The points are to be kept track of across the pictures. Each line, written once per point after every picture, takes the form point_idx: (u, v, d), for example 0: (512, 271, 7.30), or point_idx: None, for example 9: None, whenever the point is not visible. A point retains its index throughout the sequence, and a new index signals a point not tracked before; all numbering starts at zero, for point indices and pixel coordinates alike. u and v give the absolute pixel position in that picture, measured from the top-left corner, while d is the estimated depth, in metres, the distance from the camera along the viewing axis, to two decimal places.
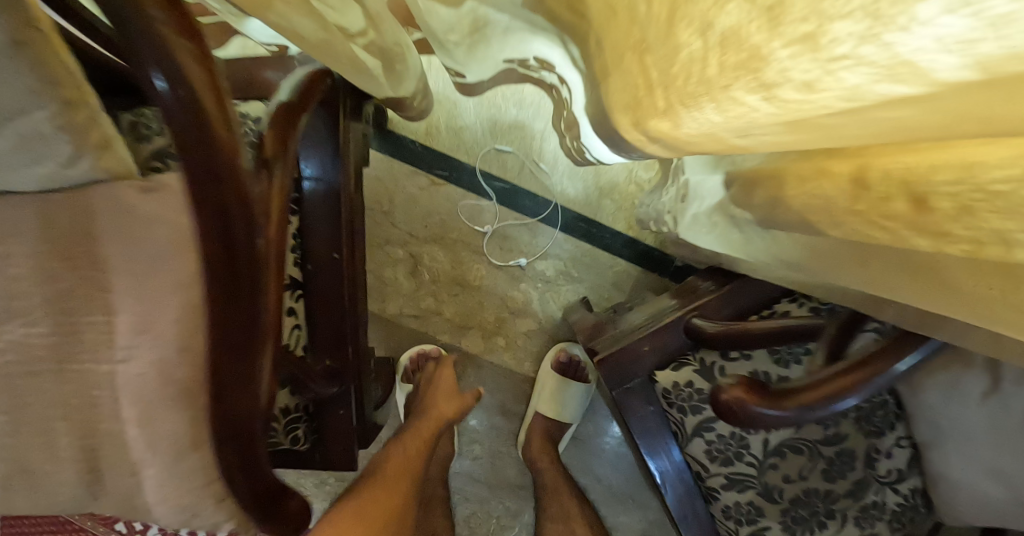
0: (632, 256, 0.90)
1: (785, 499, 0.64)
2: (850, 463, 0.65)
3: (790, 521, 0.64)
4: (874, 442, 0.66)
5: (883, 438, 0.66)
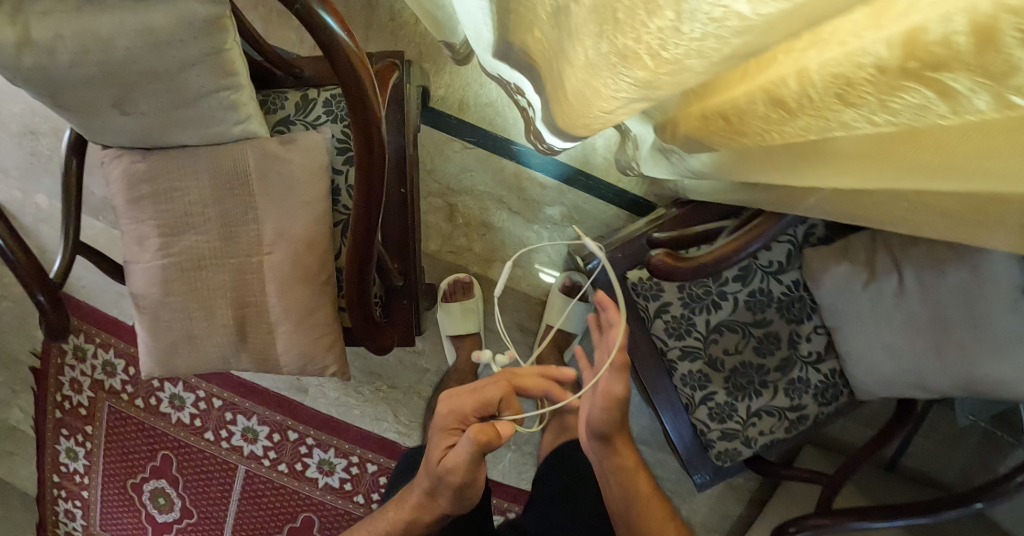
0: (624, 203, 1.09)
1: (725, 368, 0.90)
2: (776, 344, 0.90)
3: (731, 385, 0.91)
4: (796, 329, 0.89)
5: (802, 325, 0.89)
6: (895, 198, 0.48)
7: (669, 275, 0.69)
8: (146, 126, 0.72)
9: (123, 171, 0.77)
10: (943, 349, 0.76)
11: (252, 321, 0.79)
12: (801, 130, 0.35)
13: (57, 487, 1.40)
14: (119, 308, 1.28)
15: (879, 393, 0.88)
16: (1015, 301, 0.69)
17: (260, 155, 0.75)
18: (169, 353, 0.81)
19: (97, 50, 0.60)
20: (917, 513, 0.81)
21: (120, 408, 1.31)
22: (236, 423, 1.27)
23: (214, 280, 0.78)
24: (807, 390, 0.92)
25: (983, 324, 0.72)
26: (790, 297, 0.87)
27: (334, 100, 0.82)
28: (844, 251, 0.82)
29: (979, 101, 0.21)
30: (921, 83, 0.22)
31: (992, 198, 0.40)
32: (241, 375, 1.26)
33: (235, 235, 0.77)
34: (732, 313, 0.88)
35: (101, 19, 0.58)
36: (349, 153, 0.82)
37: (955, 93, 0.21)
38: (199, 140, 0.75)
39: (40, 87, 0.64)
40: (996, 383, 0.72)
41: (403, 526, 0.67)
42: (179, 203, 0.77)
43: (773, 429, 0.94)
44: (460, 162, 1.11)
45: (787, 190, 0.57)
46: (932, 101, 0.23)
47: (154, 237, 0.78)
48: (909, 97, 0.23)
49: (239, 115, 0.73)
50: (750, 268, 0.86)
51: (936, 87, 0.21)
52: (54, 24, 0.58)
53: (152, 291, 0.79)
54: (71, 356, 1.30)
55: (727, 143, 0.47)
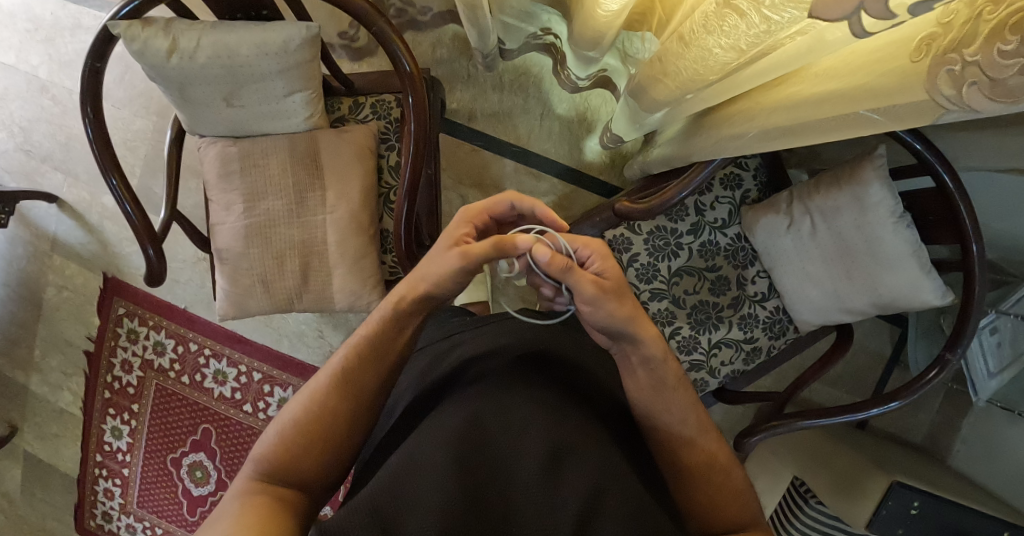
0: (605, 193, 1.34)
1: (687, 305, 1.13)
2: (727, 285, 1.14)
3: (694, 320, 1.13)
4: (742, 273, 1.14)
5: (747, 270, 1.14)
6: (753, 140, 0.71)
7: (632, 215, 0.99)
8: (239, 117, 0.95)
9: (217, 153, 1.00)
10: (852, 272, 0.99)
11: (315, 265, 1.03)
12: (691, 58, 0.62)
13: (99, 467, 1.52)
14: (172, 294, 1.47)
15: (814, 323, 1.10)
16: (895, 226, 0.92)
17: (326, 138, 0.99)
18: (245, 295, 1.05)
19: (225, 57, 0.82)
20: (846, 412, 1.04)
21: (166, 385, 1.48)
22: (273, 394, 1.43)
23: (286, 234, 1.02)
24: (757, 324, 1.14)
25: (874, 247, 0.94)
26: (734, 246, 1.13)
27: (377, 104, 1.05)
28: (770, 205, 1.07)
29: (752, 13, 0.47)
30: (733, 8, 0.49)
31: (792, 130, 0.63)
32: (279, 351, 1.45)
33: (305, 199, 1.01)
34: (688, 260, 1.13)
35: (233, 35, 0.81)
36: (390, 142, 1.06)
37: (744, 10, 0.48)
38: (277, 129, 0.98)
39: (172, 84, 0.86)
40: (894, 291, 0.95)
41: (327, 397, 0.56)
42: (261, 175, 1.00)
43: (732, 361, 1.15)
44: (470, 161, 1.37)
45: (707, 140, 0.83)
46: (737, 19, 0.49)
47: (240, 203, 1.01)
48: (730, 19, 0.50)
49: (308, 113, 0.96)
50: (700, 224, 1.11)
51: (737, 9, 0.48)
52: (196, 36, 0.81)
53: (235, 244, 1.02)
54: (125, 338, 1.49)
55: (659, 83, 0.74)
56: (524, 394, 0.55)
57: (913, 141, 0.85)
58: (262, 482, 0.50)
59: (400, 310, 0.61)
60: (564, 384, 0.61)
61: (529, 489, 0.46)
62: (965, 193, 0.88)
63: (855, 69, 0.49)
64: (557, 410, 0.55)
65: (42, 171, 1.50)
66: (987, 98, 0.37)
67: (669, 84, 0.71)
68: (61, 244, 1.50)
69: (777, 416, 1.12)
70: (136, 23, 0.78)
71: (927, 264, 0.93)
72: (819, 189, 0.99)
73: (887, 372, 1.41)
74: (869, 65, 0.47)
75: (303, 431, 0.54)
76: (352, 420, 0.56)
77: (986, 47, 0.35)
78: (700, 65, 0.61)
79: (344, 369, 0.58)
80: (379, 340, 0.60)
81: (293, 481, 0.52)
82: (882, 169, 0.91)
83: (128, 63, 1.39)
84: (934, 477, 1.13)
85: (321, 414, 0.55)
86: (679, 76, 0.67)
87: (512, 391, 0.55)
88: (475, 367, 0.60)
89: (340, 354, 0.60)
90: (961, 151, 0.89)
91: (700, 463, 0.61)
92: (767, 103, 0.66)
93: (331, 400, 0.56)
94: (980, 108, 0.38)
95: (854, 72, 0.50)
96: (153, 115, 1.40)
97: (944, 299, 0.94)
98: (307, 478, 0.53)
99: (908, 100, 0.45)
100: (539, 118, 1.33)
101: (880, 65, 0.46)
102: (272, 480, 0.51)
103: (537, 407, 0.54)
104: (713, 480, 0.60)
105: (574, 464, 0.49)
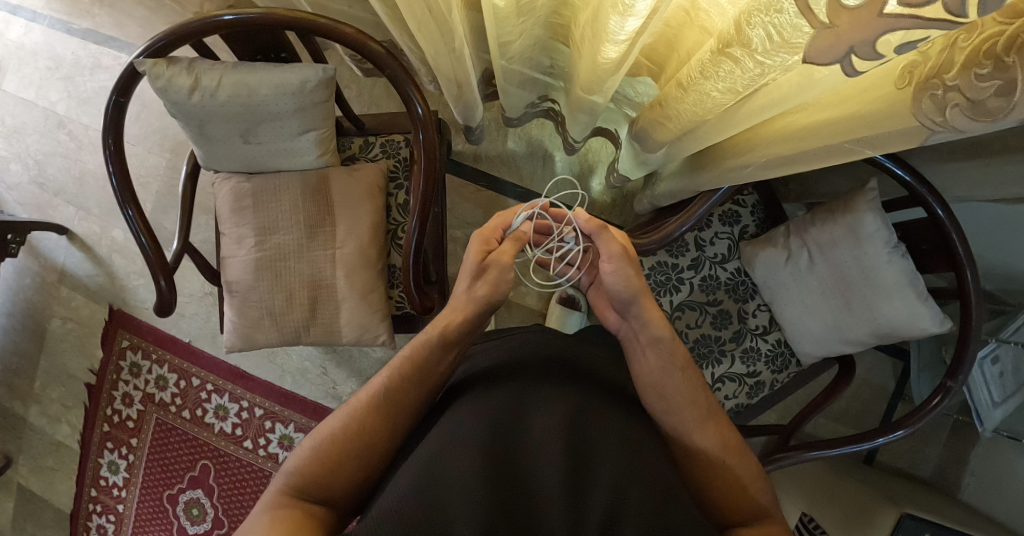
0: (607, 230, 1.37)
1: (689, 340, 1.14)
2: (728, 319, 1.15)
3: (696, 354, 1.14)
4: (743, 306, 1.15)
5: (748, 303, 1.15)
6: (754, 170, 0.73)
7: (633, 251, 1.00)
8: (254, 154, 0.98)
9: (231, 189, 1.03)
10: (850, 302, 1.01)
11: (323, 299, 1.05)
12: (690, 102, 0.65)
13: (93, 502, 1.49)
14: (176, 327, 1.48)
15: (816, 354, 1.11)
16: (891, 255, 0.94)
17: (337, 175, 1.02)
18: (252, 327, 1.06)
19: (244, 95, 0.85)
20: (852, 442, 1.04)
21: (166, 419, 1.47)
22: (274, 431, 1.42)
23: (295, 269, 1.04)
24: (759, 358, 1.15)
25: (870, 276, 0.97)
26: (734, 280, 1.15)
27: (387, 144, 1.09)
28: (767, 239, 1.09)
29: (745, 59, 0.50)
30: (727, 55, 0.52)
31: (792, 158, 0.64)
32: (282, 386, 1.44)
33: (315, 234, 1.03)
34: (690, 294, 1.14)
35: (251, 76, 0.84)
36: (399, 181, 1.09)
37: (737, 57, 0.51)
38: (289, 167, 1.01)
39: (191, 122, 0.89)
40: (895, 320, 0.97)
41: (354, 422, 0.59)
42: (273, 210, 1.02)
43: (736, 394, 1.15)
44: (476, 198, 1.40)
45: (710, 173, 0.85)
46: (732, 65, 0.52)
47: (252, 237, 1.04)
48: (726, 66, 0.53)
49: (320, 151, 0.99)
50: (700, 259, 1.14)
51: (731, 55, 0.51)
52: (218, 75, 0.84)
53: (246, 278, 1.04)
54: (127, 371, 1.49)
55: (660, 124, 0.78)
56: (542, 403, 0.56)
57: (904, 174, 0.88)
58: (293, 496, 0.54)
59: (438, 335, 0.66)
60: (589, 395, 0.60)
61: (551, 496, 0.46)
62: (956, 224, 0.90)
63: (854, 96, 0.51)
64: (574, 416, 0.55)
65: (55, 204, 1.53)
66: (969, 118, 0.40)
67: (671, 126, 0.75)
68: (69, 275, 1.51)
69: (783, 447, 1.12)
70: (161, 61, 0.82)
71: (923, 293, 0.95)
72: (815, 223, 1.02)
73: (892, 406, 1.41)
74: (867, 92, 0.50)
75: (337, 447, 0.57)
76: (384, 433, 0.59)
77: (963, 72, 0.39)
78: (699, 106, 0.64)
79: (372, 398, 0.61)
80: (415, 358, 0.64)
81: (324, 497, 0.55)
82: (875, 202, 0.94)
83: (145, 101, 1.44)
84: (943, 510, 1.13)
85: (353, 429, 0.59)
86: (680, 115, 0.70)
87: (530, 403, 0.56)
88: (494, 379, 0.60)
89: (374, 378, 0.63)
90: (949, 184, 0.92)
91: (711, 452, 0.63)
92: (761, 136, 0.68)
93: (364, 415, 0.60)
94: (965, 127, 0.42)
95: (852, 99, 0.52)
96: (167, 152, 1.44)
97: (943, 326, 0.96)
98: (340, 491, 0.56)
99: (895, 127, 0.48)
100: (541, 160, 1.37)
101: (871, 92, 0.49)
102: (304, 495, 0.55)
103: (556, 423, 0.53)
104: (716, 468, 0.63)
105: (592, 470, 0.49)
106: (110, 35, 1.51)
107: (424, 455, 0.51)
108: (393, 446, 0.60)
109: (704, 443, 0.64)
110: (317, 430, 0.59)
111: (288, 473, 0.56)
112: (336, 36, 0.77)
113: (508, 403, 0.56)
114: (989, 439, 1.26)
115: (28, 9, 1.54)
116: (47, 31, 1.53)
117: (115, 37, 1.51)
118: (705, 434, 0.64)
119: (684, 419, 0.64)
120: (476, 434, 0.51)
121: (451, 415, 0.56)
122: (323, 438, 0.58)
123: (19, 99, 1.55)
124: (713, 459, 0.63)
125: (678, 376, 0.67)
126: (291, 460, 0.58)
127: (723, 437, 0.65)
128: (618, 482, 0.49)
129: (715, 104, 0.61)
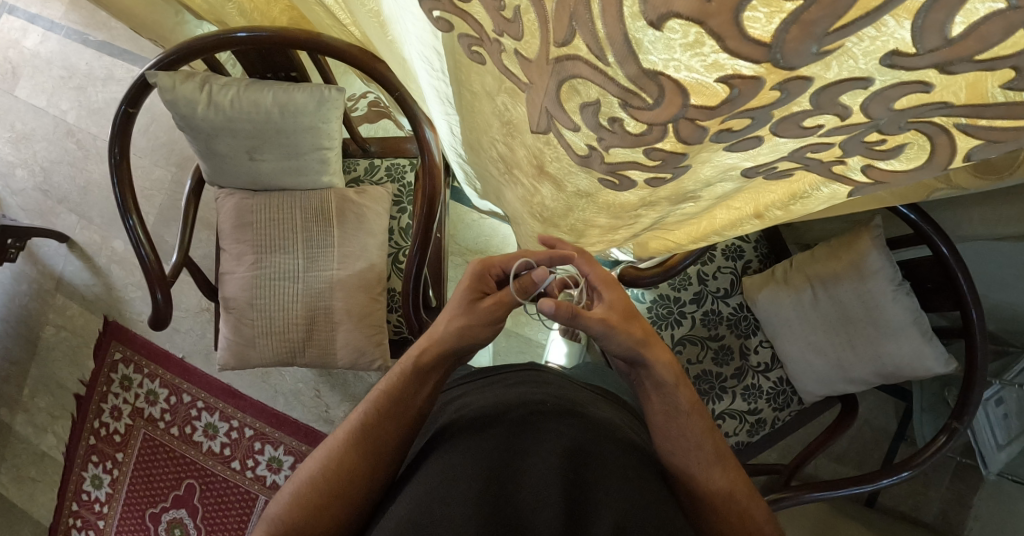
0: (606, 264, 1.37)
1: (690, 375, 1.12)
2: (730, 354, 1.13)
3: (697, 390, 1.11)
4: (745, 342, 1.13)
5: (750, 339, 1.13)
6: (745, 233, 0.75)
7: (635, 283, 1.00)
8: (262, 172, 0.97)
9: (233, 205, 1.02)
10: (853, 341, 1.00)
11: (321, 321, 1.04)
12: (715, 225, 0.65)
13: (73, 517, 1.45)
14: (171, 342, 1.47)
15: (819, 394, 1.09)
16: (895, 293, 0.94)
17: (341, 197, 1.01)
18: (247, 345, 1.06)
19: (253, 112, 0.85)
20: (857, 484, 1.01)
21: (154, 435, 1.44)
22: (264, 452, 1.39)
23: (293, 290, 1.03)
24: (761, 396, 1.13)
25: (874, 313, 0.96)
26: (737, 315, 1.13)
27: (392, 168, 1.10)
28: (771, 275, 1.08)
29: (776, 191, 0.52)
30: (756, 192, 0.53)
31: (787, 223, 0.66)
32: (273, 408, 1.42)
33: (315, 255, 1.02)
34: (691, 328, 1.12)
35: (261, 94, 0.84)
36: (403, 205, 1.10)
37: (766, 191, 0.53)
38: (296, 186, 1.00)
39: (200, 135, 0.89)
40: (898, 360, 0.96)
41: (335, 470, 0.57)
42: (274, 231, 1.02)
43: (737, 432, 1.13)
44: (478, 226, 1.40)
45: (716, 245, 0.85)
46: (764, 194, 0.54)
47: (251, 254, 1.04)
48: (753, 194, 0.55)
49: (327, 171, 0.98)
50: (702, 292, 1.13)
51: (762, 192, 0.53)
52: (230, 92, 0.84)
53: (243, 295, 1.04)
54: (117, 384, 1.47)
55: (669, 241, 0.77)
56: (535, 445, 0.54)
57: (909, 213, 0.87)
58: None
59: (419, 370, 0.63)
60: (585, 429, 0.57)
61: None
62: (962, 263, 0.89)
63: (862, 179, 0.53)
64: (570, 454, 0.52)
65: (57, 211, 1.52)
66: (976, 176, 0.45)
67: (685, 240, 0.74)
68: (66, 283, 1.50)
69: (783, 489, 1.09)
70: (172, 74, 0.82)
71: (927, 332, 0.94)
72: (818, 259, 1.02)
73: (894, 448, 1.38)
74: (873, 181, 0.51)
75: (323, 495, 0.56)
76: (369, 475, 0.58)
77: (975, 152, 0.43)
78: (702, 221, 0.66)
79: (354, 443, 0.59)
80: (396, 398, 0.61)
81: None
82: (880, 239, 0.94)
83: (155, 114, 1.46)
84: None
85: (335, 474, 0.57)
86: (671, 234, 0.72)
87: (524, 446, 0.54)
88: (484, 423, 0.58)
89: (358, 417, 0.61)
90: (956, 223, 0.92)
91: (719, 493, 0.61)
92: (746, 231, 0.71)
93: (348, 456, 0.58)
94: (970, 185, 0.47)
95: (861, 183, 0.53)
96: (173, 165, 1.45)
97: (948, 367, 0.94)
98: None
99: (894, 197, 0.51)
100: None
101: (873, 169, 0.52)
102: None
103: (550, 468, 0.50)
104: (726, 509, 0.60)
105: (592, 513, 0.46)
106: (124, 49, 1.54)
107: (414, 505, 0.49)
108: (378, 488, 0.58)
109: (711, 488, 0.61)
110: (299, 476, 0.58)
111: (270, 520, 0.55)
112: (344, 55, 0.77)
113: (502, 445, 0.54)
114: (995, 483, 1.23)
115: (46, 19, 1.57)
116: (63, 40, 1.56)
117: (129, 50, 1.54)
118: (712, 474, 0.61)
119: (691, 459, 0.62)
120: (468, 482, 0.49)
121: (441, 457, 0.55)
122: (303, 481, 0.57)
123: (30, 105, 1.56)
124: (720, 501, 0.61)
125: (699, 400, 0.64)
126: (275, 505, 0.57)
127: (731, 479, 0.61)
128: (622, 522, 0.45)
129: (728, 218, 0.62)
